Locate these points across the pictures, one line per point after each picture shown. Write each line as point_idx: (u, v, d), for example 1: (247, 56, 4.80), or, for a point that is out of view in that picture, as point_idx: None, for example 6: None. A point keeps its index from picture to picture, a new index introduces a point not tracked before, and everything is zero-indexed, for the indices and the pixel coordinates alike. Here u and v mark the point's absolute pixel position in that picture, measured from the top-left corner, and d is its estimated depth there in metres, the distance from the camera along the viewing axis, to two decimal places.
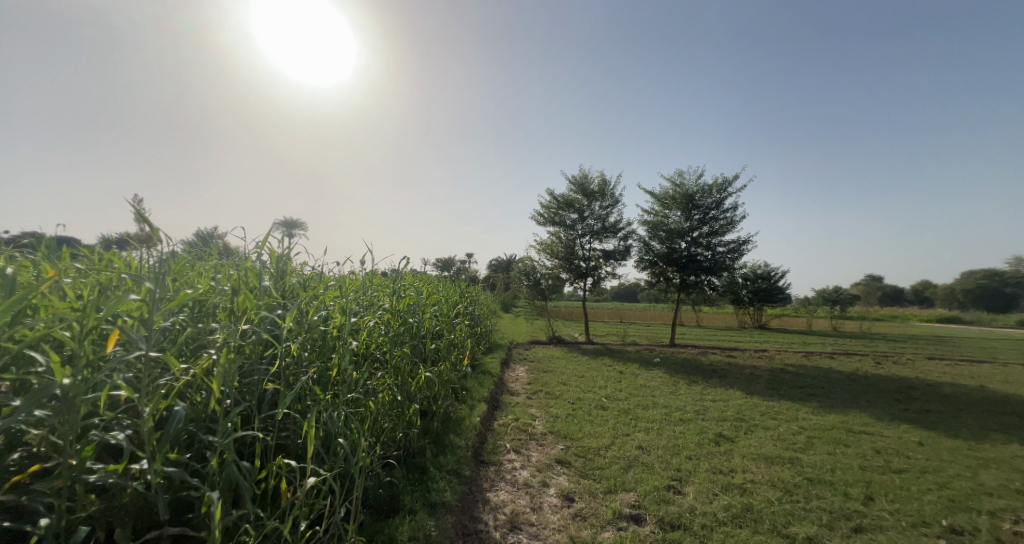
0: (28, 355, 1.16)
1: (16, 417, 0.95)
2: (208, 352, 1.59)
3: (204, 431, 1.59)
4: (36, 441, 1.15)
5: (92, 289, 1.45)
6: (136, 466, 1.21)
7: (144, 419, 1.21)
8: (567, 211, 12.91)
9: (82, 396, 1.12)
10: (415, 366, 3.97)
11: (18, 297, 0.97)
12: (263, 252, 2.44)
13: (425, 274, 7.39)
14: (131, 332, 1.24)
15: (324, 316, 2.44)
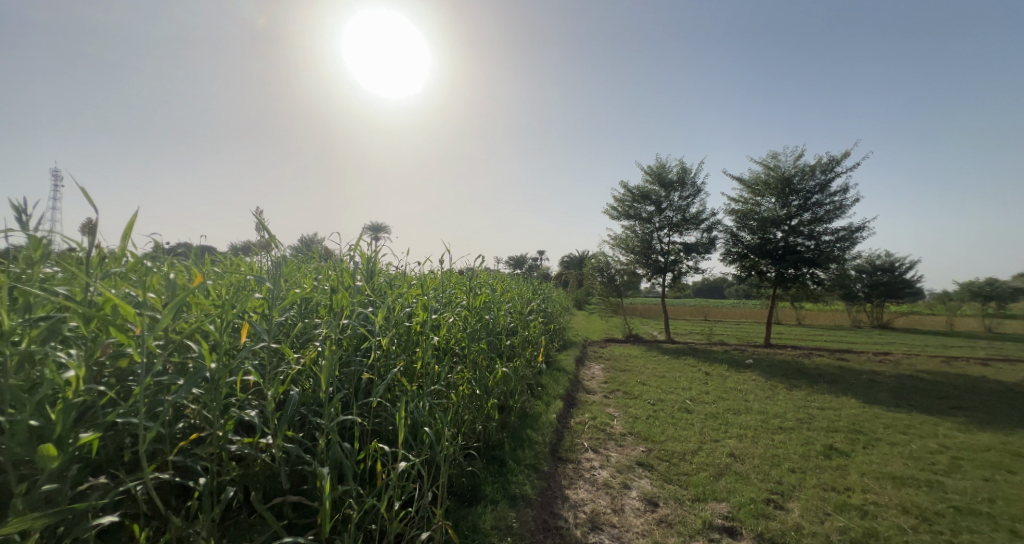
0: (185, 343, 1.39)
1: (181, 395, 1.14)
2: (315, 344, 1.79)
3: (314, 415, 1.78)
4: (193, 415, 1.38)
5: (228, 289, 1.69)
6: (265, 441, 1.39)
7: (269, 400, 1.40)
8: (643, 204, 12.37)
9: (223, 378, 1.32)
10: (492, 361, 4.09)
11: (181, 296, 1.16)
12: (355, 255, 2.69)
13: (498, 272, 7.56)
14: (257, 325, 1.43)
15: (409, 313, 2.62)
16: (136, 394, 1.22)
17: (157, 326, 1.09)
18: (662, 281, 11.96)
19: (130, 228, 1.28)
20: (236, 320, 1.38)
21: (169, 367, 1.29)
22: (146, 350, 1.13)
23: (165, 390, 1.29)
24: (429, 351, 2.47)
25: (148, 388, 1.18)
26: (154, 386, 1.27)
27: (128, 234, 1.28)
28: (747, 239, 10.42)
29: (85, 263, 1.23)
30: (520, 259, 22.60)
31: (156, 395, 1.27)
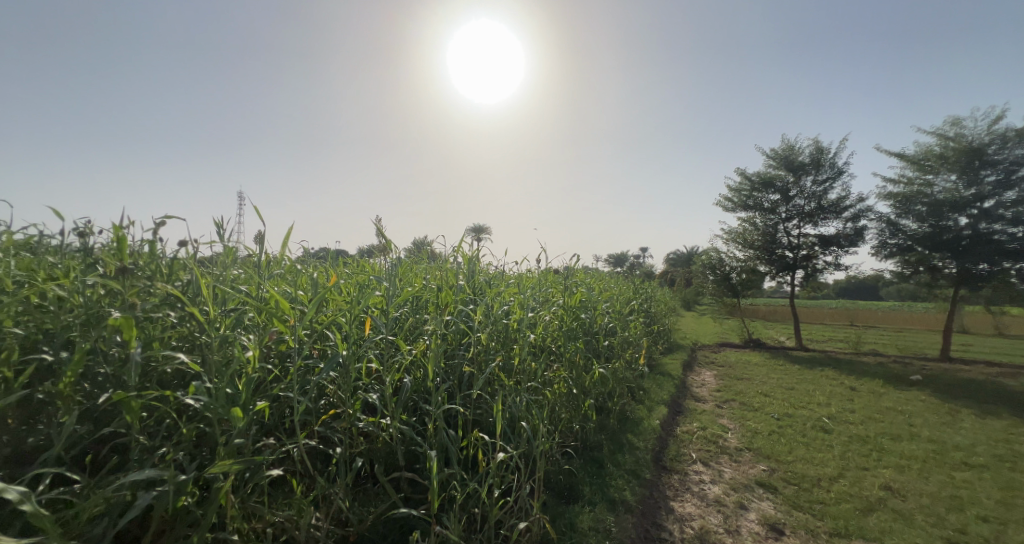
0: (324, 333, 1.68)
1: (323, 376, 1.37)
2: (424, 337, 2.02)
3: (423, 401, 2.01)
4: (331, 394, 1.65)
5: (355, 287, 1.98)
6: (385, 422, 1.60)
7: (387, 386, 1.63)
8: (765, 192, 11.04)
9: (352, 365, 1.56)
10: (590, 362, 4.08)
11: (322, 293, 1.41)
12: (458, 256, 2.92)
13: (597, 271, 7.45)
14: (377, 319, 1.66)
15: (506, 310, 2.76)
16: (291, 374, 1.51)
17: (305, 318, 1.34)
18: (790, 279, 10.56)
19: (286, 240, 1.58)
20: (361, 315, 1.63)
21: (314, 352, 1.57)
22: (298, 338, 1.40)
23: (311, 371, 1.57)
24: (524, 348, 2.57)
25: (299, 370, 1.46)
26: (303, 368, 1.55)
27: (285, 243, 1.60)
28: (911, 227, 8.65)
29: (258, 266, 1.57)
30: (621, 257, 21.78)
31: (304, 376, 1.57)
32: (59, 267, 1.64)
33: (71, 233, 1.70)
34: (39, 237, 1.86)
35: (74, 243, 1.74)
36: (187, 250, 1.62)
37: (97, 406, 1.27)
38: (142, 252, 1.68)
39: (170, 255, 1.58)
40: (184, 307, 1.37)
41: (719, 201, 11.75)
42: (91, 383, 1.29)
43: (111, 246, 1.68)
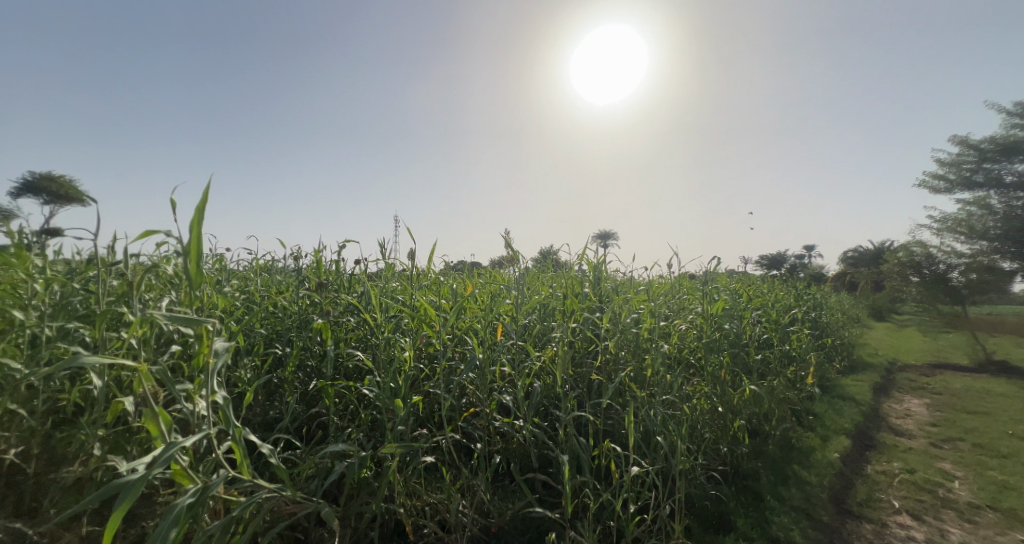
0: (463, 338, 1.84)
1: (463, 376, 1.41)
2: (552, 344, 2.07)
3: (553, 407, 2.03)
4: (471, 393, 1.67)
5: (488, 296, 2.14)
6: (520, 424, 1.54)
7: (518, 389, 1.58)
8: (1006, 162, 8.37)
9: (488, 367, 1.58)
10: (739, 377, 3.64)
11: (461, 302, 1.55)
12: (583, 264, 2.94)
13: (745, 275, 6.62)
14: (508, 325, 1.75)
15: (636, 319, 2.65)
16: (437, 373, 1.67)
17: (447, 324, 1.49)
18: None
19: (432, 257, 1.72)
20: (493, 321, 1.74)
21: (458, 355, 1.70)
22: (442, 341, 1.52)
23: (454, 372, 1.65)
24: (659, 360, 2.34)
25: (445, 370, 1.58)
26: (446, 368, 1.65)
27: (432, 258, 1.73)
28: None
29: (411, 278, 1.84)
30: (777, 258, 18.84)
31: (449, 375, 1.64)
32: (284, 283, 2.25)
33: (290, 257, 2.33)
34: (273, 261, 2.59)
35: (293, 264, 2.39)
36: (361, 266, 2.06)
37: (307, 389, 1.71)
38: (333, 271, 2.17)
39: (349, 272, 2.02)
40: (358, 314, 1.72)
41: (929, 179, 9.34)
42: (304, 372, 1.74)
43: (312, 266, 2.24)
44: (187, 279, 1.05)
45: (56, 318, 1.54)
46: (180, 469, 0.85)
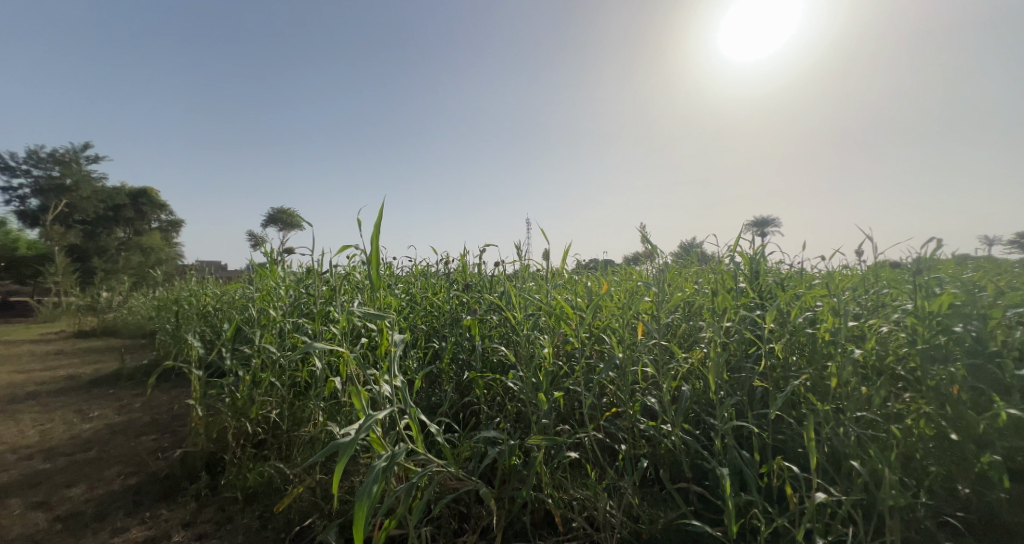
0: (601, 337, 1.73)
1: (602, 376, 1.33)
2: (701, 346, 1.76)
3: (706, 415, 1.78)
4: (612, 394, 1.60)
5: (624, 294, 2.04)
6: (666, 429, 1.40)
7: (666, 392, 1.43)
8: None
9: (629, 366, 1.48)
10: None
11: (597, 300, 1.45)
12: (736, 255, 2.57)
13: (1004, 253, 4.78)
14: (648, 324, 1.56)
15: (813, 317, 1.95)
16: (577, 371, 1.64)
17: (584, 323, 1.40)
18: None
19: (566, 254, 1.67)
20: (634, 318, 1.62)
21: (599, 354, 1.62)
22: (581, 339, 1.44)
23: (594, 370, 1.60)
24: (854, 365, 1.68)
25: (584, 368, 1.54)
26: (586, 366, 1.61)
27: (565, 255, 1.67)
28: None
29: (546, 277, 1.85)
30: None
31: (588, 374, 1.59)
32: (437, 284, 2.57)
33: (442, 263, 2.65)
34: (428, 266, 2.98)
35: (444, 268, 2.72)
36: (501, 267, 2.21)
37: (461, 380, 1.91)
38: (477, 273, 2.38)
39: (490, 272, 2.19)
40: (499, 312, 1.82)
41: None
42: (457, 363, 1.94)
43: (459, 269, 2.50)
44: (370, 283, 1.28)
45: (292, 315, 2.09)
46: (376, 437, 1.05)
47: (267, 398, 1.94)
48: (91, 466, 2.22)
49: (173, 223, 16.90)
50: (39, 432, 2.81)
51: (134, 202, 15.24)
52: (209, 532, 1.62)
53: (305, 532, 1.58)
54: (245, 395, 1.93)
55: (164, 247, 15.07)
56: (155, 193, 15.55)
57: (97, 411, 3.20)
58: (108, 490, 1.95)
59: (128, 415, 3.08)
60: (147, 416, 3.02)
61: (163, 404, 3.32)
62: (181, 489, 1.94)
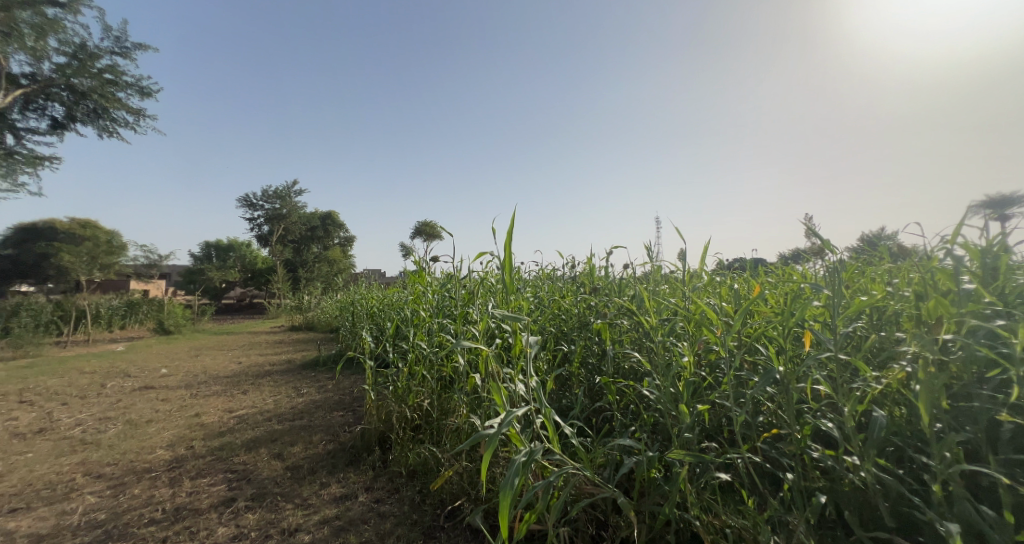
0: (753, 346, 1.30)
1: (753, 394, 0.97)
2: (899, 363, 1.15)
3: (915, 451, 1.19)
4: (770, 413, 1.23)
5: (778, 279, 1.73)
6: (848, 462, 1.03)
7: (848, 416, 0.99)
8: None
9: (796, 383, 1.03)
10: None
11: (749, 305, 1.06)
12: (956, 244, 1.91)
13: None
14: (818, 331, 1.07)
15: None
16: (724, 385, 1.33)
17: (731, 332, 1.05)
18: None
19: (708, 251, 1.46)
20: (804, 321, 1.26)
21: (750, 368, 1.30)
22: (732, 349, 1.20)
23: (745, 385, 1.27)
24: None
25: (734, 381, 1.25)
26: (736, 380, 1.29)
27: (707, 253, 1.47)
28: None
29: (682, 279, 1.59)
30: None
31: (739, 387, 1.28)
32: (564, 287, 2.59)
33: (567, 266, 2.65)
34: (553, 270, 3.00)
35: (571, 271, 2.72)
36: (631, 269, 2.11)
37: (592, 384, 1.89)
38: (603, 275, 2.33)
39: (619, 275, 2.11)
40: (631, 316, 1.71)
41: None
42: (587, 368, 1.93)
43: (586, 272, 2.48)
44: (505, 287, 1.37)
45: (438, 316, 2.35)
46: (515, 432, 1.11)
47: (420, 389, 2.22)
48: (303, 430, 2.85)
49: (348, 240, 20.57)
50: (271, 401, 3.71)
51: (323, 224, 19.02)
52: (383, 497, 1.92)
53: (456, 512, 1.75)
54: (405, 386, 2.26)
55: (344, 259, 18.42)
56: (336, 216, 19.13)
57: (305, 389, 4.09)
58: (315, 451, 2.47)
59: (324, 393, 3.86)
60: (336, 395, 3.74)
61: (346, 386, 4.07)
62: (361, 458, 2.33)
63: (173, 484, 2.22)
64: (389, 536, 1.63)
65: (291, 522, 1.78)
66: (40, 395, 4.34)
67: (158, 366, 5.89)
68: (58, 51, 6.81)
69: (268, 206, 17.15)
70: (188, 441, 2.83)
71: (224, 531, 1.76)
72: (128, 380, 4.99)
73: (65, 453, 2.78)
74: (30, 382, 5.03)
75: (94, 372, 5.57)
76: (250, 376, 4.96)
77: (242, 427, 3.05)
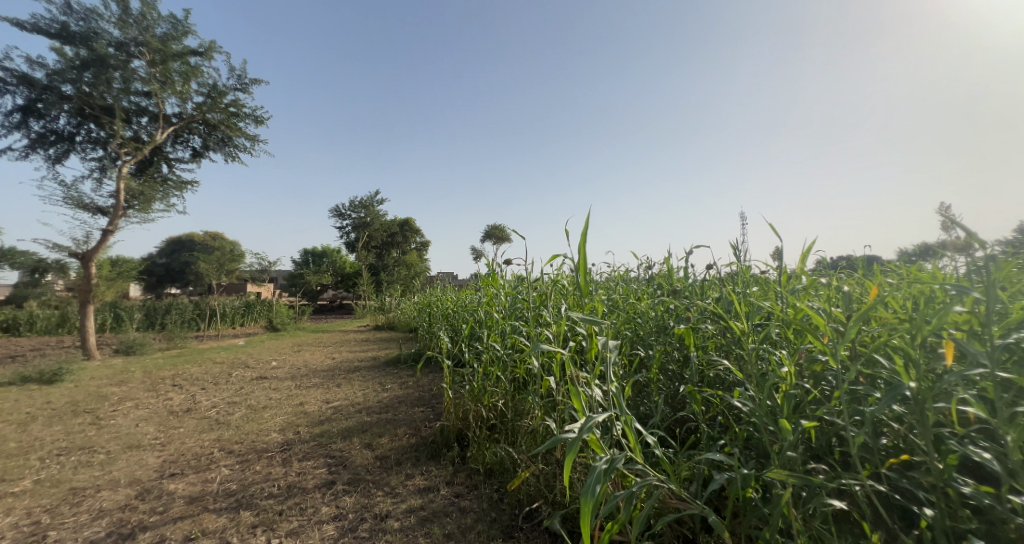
0: (872, 357, 1.12)
1: (876, 412, 0.84)
2: None
3: None
4: (896, 436, 1.05)
5: (899, 277, 1.48)
6: (1012, 502, 0.83)
7: (1009, 446, 0.80)
8: None
9: (932, 403, 0.86)
10: None
11: (868, 309, 0.91)
12: None
13: None
14: (965, 343, 0.88)
15: None
16: (834, 400, 1.16)
17: (844, 341, 0.91)
18: None
19: (811, 247, 1.28)
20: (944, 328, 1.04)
21: (866, 383, 1.11)
22: (846, 360, 1.04)
23: (862, 401, 1.10)
24: None
25: (847, 396, 1.09)
26: (849, 395, 1.12)
27: (810, 250, 1.30)
28: None
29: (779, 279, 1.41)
30: None
31: (854, 403, 1.10)
32: (640, 289, 2.48)
33: (643, 267, 2.54)
34: (627, 271, 2.90)
35: (647, 273, 2.60)
36: (714, 270, 1.96)
37: (673, 392, 1.78)
38: (684, 276, 2.18)
39: (701, 277, 1.97)
40: (717, 320, 1.58)
41: None
42: (668, 374, 1.82)
43: (663, 273, 2.36)
44: (579, 290, 1.34)
45: (511, 318, 2.39)
46: (594, 439, 1.08)
47: (495, 390, 2.27)
48: (389, 423, 3.06)
49: (425, 245, 21.79)
50: (361, 394, 4.04)
51: (402, 230, 20.33)
52: (463, 493, 1.99)
53: (534, 514, 1.76)
54: (481, 386, 2.33)
55: (421, 263, 19.54)
56: (414, 223, 20.41)
57: (389, 384, 4.40)
58: (400, 444, 2.64)
59: (406, 389, 4.11)
60: (416, 392, 3.97)
61: (426, 384, 4.30)
62: (441, 453, 2.44)
63: (285, 464, 2.51)
64: (469, 531, 1.69)
65: (382, 508, 1.92)
66: (185, 380, 5.18)
67: (269, 359, 6.74)
68: (197, 91, 8.07)
69: (355, 215, 18.74)
70: (295, 426, 3.19)
71: (327, 510, 1.95)
72: (247, 370, 5.77)
73: (203, 430, 3.28)
74: (178, 368, 6.03)
75: (223, 362, 6.52)
76: (343, 370, 5.45)
77: (337, 417, 3.36)
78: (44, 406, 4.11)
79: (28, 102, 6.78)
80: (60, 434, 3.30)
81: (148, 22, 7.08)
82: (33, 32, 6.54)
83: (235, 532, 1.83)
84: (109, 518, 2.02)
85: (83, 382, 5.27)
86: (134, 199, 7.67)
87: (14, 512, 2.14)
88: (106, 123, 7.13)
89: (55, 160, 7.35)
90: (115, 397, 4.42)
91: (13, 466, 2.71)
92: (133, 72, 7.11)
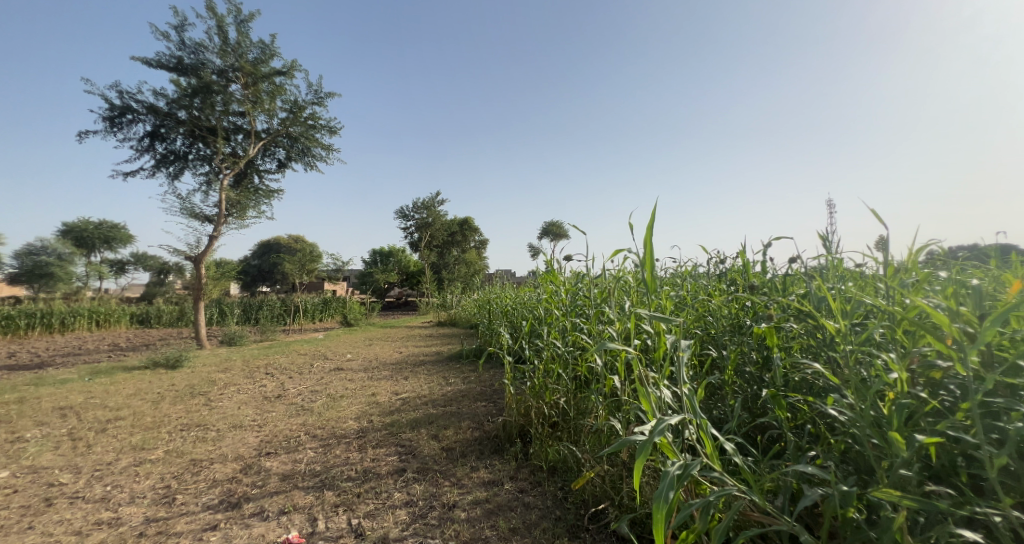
0: (1022, 364, 0.93)
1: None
2: None
3: None
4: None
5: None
6: None
7: None
8: None
9: None
10: None
11: (1015, 304, 0.75)
12: None
13: None
14: None
15: None
16: (960, 412, 0.99)
17: (979, 342, 0.77)
18: None
19: (928, 234, 1.10)
20: None
21: (1004, 395, 0.93)
22: (979, 369, 0.87)
23: (1000, 417, 0.92)
24: None
25: (985, 408, 0.92)
26: (984, 408, 0.94)
27: (924, 238, 1.12)
28: None
29: (884, 272, 1.23)
30: None
31: (989, 418, 0.93)
32: (710, 284, 2.33)
33: (713, 262, 2.38)
34: (696, 266, 2.74)
35: (718, 269, 2.43)
36: (799, 263, 1.76)
37: (751, 397, 1.64)
38: (764, 270, 2.00)
39: (783, 271, 1.78)
40: (805, 317, 1.41)
41: None
42: (743, 377, 1.69)
43: (737, 268, 2.19)
44: (646, 285, 1.28)
45: (572, 315, 2.35)
46: (666, 443, 1.02)
47: (557, 387, 2.24)
48: (454, 416, 3.16)
49: (483, 243, 22.30)
50: (427, 387, 4.22)
51: (461, 229, 20.95)
52: (527, 489, 2.00)
53: (600, 516, 1.72)
54: (541, 384, 2.32)
55: (479, 261, 20.03)
56: (472, 222, 21.04)
57: (452, 378, 4.54)
58: (465, 437, 2.71)
59: (468, 384, 4.22)
60: (478, 386, 4.07)
61: (487, 379, 4.38)
62: (504, 448, 2.47)
63: (361, 450, 2.69)
64: (535, 527, 1.69)
65: (450, 498, 1.98)
66: (276, 369, 5.75)
67: (345, 352, 7.27)
68: (282, 108, 8.88)
69: (418, 217, 19.59)
70: (369, 415, 3.41)
71: (400, 496, 2.05)
72: (326, 361, 6.30)
73: (292, 415, 3.62)
74: (270, 358, 6.72)
75: (306, 353, 7.14)
76: (409, 364, 5.73)
77: (406, 408, 3.54)
78: (169, 387, 4.80)
79: (153, 127, 7.89)
80: (181, 412, 3.81)
81: (242, 49, 7.91)
82: (156, 67, 7.59)
83: (321, 510, 1.99)
84: (221, 488, 2.30)
85: (198, 368, 6.06)
86: (233, 208, 8.67)
87: (151, 476, 2.50)
88: (211, 141, 8.10)
89: (173, 176, 8.49)
90: (222, 382, 5.05)
91: (148, 437, 3.18)
92: (232, 95, 8.01)
